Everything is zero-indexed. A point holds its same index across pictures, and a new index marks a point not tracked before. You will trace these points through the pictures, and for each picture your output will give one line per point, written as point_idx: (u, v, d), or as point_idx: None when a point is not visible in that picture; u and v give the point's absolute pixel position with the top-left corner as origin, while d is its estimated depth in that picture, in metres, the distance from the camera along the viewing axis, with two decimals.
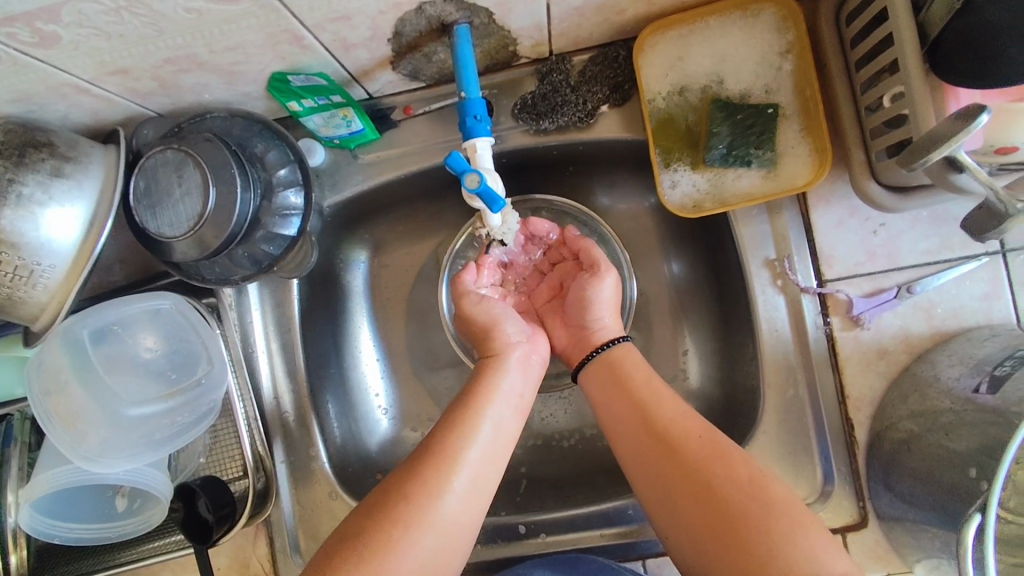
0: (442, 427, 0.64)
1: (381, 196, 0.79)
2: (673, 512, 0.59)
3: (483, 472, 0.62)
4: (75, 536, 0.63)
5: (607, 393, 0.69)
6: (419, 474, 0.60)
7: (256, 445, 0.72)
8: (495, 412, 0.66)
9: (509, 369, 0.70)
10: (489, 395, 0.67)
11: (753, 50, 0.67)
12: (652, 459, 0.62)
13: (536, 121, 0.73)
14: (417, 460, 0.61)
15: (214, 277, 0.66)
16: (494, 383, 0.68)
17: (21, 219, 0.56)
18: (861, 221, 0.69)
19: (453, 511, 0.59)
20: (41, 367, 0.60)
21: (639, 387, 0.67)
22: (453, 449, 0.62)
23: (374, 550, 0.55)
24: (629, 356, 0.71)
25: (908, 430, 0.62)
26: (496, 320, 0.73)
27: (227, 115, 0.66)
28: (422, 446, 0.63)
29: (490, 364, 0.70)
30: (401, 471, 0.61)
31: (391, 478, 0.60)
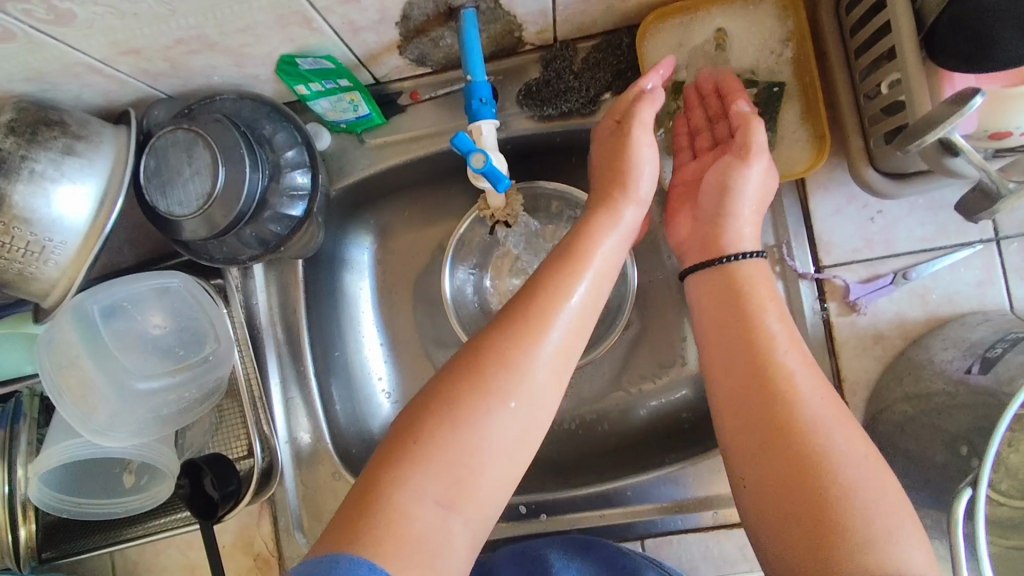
0: (526, 296, 0.57)
1: (387, 180, 0.80)
2: (754, 438, 0.54)
3: (568, 346, 0.56)
4: (83, 512, 0.64)
5: (705, 298, 0.62)
6: (497, 352, 0.54)
7: (260, 421, 0.73)
8: (590, 280, 0.59)
9: (614, 230, 0.62)
10: (586, 259, 0.60)
11: (757, 33, 0.68)
12: (739, 372, 0.57)
13: (540, 107, 0.74)
14: (502, 328, 0.56)
15: (221, 256, 0.67)
16: (592, 246, 0.61)
17: (33, 195, 0.57)
18: (859, 209, 0.71)
19: (532, 383, 0.54)
20: (52, 343, 0.61)
21: (744, 295, 0.60)
22: (539, 314, 0.56)
23: (440, 442, 0.51)
24: (748, 269, 0.61)
25: (902, 412, 0.64)
26: (626, 173, 0.63)
27: (237, 97, 0.67)
28: (510, 307, 0.58)
29: (596, 217, 0.63)
30: (485, 338, 0.55)
31: (470, 351, 0.55)
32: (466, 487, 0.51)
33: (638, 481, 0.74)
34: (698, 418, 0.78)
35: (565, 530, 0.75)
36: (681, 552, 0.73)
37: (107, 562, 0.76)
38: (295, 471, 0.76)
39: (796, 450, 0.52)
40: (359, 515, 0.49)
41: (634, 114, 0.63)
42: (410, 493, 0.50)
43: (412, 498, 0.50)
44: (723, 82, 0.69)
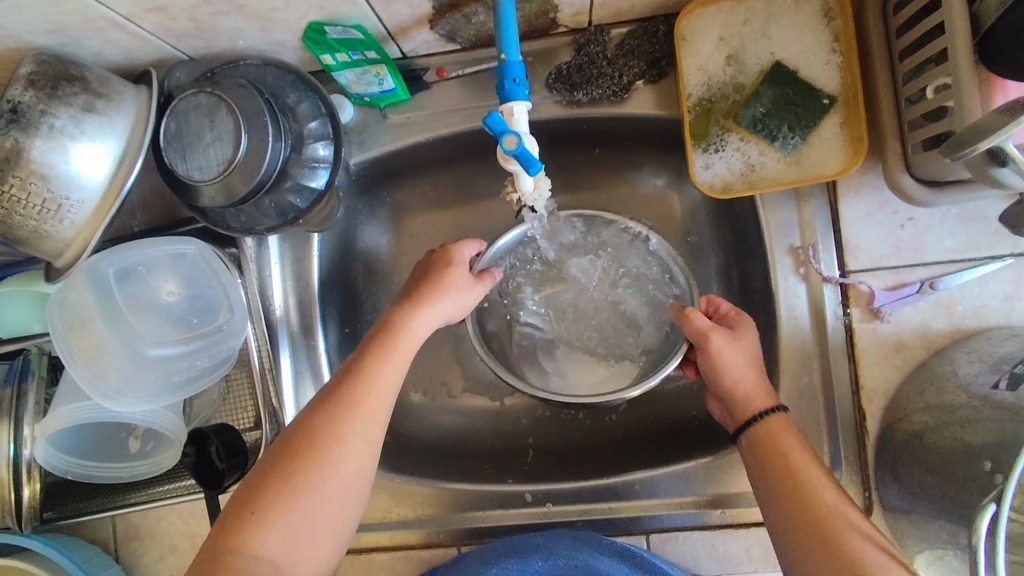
0: (340, 376, 0.61)
1: (407, 158, 0.78)
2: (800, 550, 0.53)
3: (378, 425, 0.59)
4: (89, 474, 0.64)
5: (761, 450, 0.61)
6: (322, 432, 0.57)
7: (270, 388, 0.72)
8: (396, 361, 0.61)
9: (422, 314, 0.64)
10: (393, 345, 0.62)
11: (817, 34, 0.66)
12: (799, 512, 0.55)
13: (570, 91, 0.72)
14: (319, 410, 0.58)
15: (239, 225, 0.66)
16: (399, 335, 0.62)
17: (51, 150, 0.55)
18: (889, 214, 0.69)
19: (352, 459, 0.57)
20: (64, 303, 0.60)
21: (786, 449, 0.60)
22: (354, 400, 0.58)
23: (279, 510, 0.54)
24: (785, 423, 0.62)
25: (922, 422, 0.63)
26: (434, 287, 0.66)
27: (261, 63, 0.65)
28: (326, 391, 0.60)
29: (418, 296, 0.65)
30: (304, 423, 0.58)
31: (297, 431, 0.57)
32: (315, 539, 0.55)
33: (646, 477, 0.74)
34: (709, 418, 0.78)
35: (570, 521, 0.75)
36: (686, 550, 0.73)
37: (109, 526, 0.76)
38: None
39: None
40: None
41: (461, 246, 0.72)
42: (254, 552, 0.52)
43: (259, 561, 0.52)
44: (772, 78, 0.67)
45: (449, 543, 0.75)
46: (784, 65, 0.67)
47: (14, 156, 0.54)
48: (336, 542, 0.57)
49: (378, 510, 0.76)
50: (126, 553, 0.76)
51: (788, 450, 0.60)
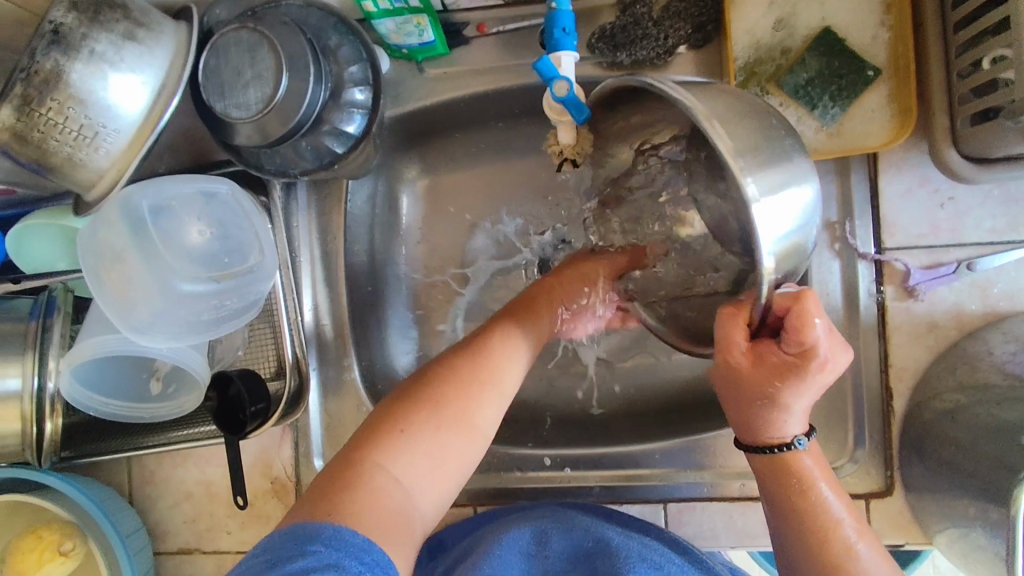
0: (475, 335, 0.65)
1: (440, 115, 0.77)
2: None
3: (511, 385, 0.62)
4: (110, 412, 0.64)
5: (771, 486, 0.55)
6: (464, 378, 0.59)
7: (297, 350, 0.71)
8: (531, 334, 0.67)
9: (552, 310, 0.71)
10: (528, 322, 0.68)
11: (870, 7, 0.65)
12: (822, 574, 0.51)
13: (612, 52, 0.71)
14: (458, 360, 0.61)
15: (273, 167, 0.65)
16: (533, 319, 0.69)
17: (90, 76, 0.54)
18: (930, 192, 0.68)
19: (484, 408, 0.59)
20: (95, 235, 0.59)
21: (801, 491, 0.53)
22: (491, 357, 0.62)
23: (419, 434, 0.55)
24: (802, 461, 0.54)
25: (953, 401, 0.63)
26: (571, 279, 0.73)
27: (304, 4, 0.63)
28: (464, 347, 0.63)
29: (551, 285, 0.72)
30: (440, 369, 0.60)
31: (431, 376, 0.60)
32: (445, 471, 0.56)
33: (665, 447, 0.73)
34: None
35: (587, 487, 0.75)
36: (703, 521, 0.73)
37: (125, 469, 0.76)
38: (321, 398, 0.75)
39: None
40: (340, 488, 0.51)
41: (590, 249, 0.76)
42: (393, 471, 0.53)
43: (395, 478, 0.53)
44: (821, 45, 0.65)
45: (464, 504, 0.76)
46: (833, 32, 0.65)
47: (53, 79, 0.53)
48: (454, 485, 0.57)
49: None
50: (141, 497, 0.76)
51: (801, 487, 0.54)
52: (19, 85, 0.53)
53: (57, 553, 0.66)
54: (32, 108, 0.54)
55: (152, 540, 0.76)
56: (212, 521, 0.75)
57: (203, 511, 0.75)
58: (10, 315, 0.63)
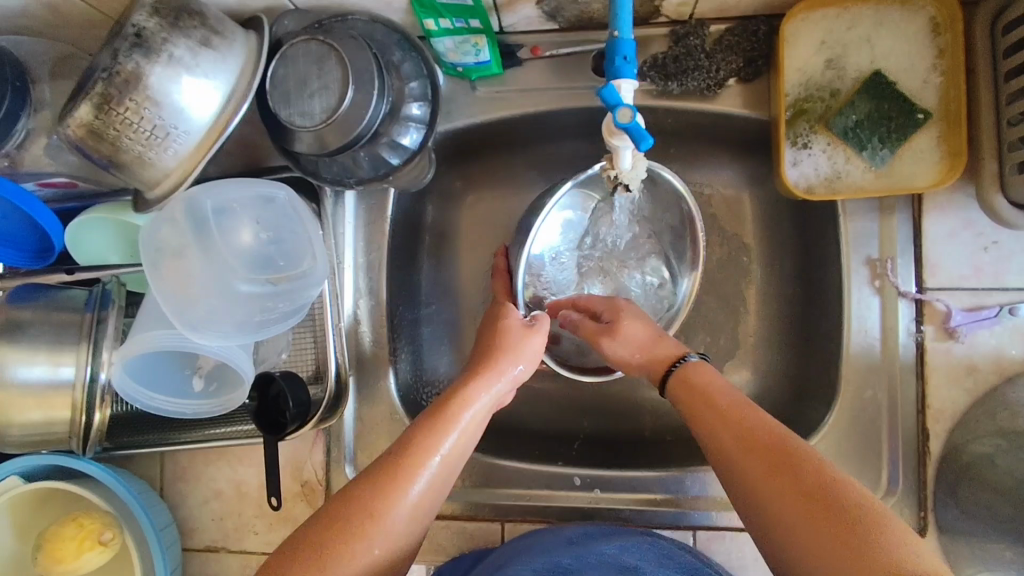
0: (399, 445, 0.59)
1: (488, 132, 0.79)
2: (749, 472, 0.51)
3: (428, 502, 0.58)
4: (156, 407, 0.65)
5: (684, 399, 0.61)
6: (364, 509, 0.54)
7: (340, 366, 0.72)
8: (458, 437, 0.60)
9: (485, 392, 0.64)
10: (455, 418, 0.61)
11: (922, 50, 0.66)
12: (740, 443, 0.53)
13: (664, 81, 0.72)
14: (370, 480, 0.56)
15: (330, 176, 0.66)
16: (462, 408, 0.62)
17: (167, 80, 0.56)
18: (974, 235, 0.69)
19: (388, 535, 0.54)
20: (156, 232, 0.61)
21: (705, 391, 0.59)
22: (402, 473, 0.56)
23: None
24: (705, 369, 0.62)
25: (992, 445, 0.67)
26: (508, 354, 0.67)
27: (370, 20, 0.66)
28: (380, 462, 0.58)
29: (488, 368, 0.65)
30: (349, 490, 0.56)
31: (338, 499, 0.55)
32: None
33: (694, 474, 0.74)
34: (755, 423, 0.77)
35: (616, 510, 0.74)
36: (732, 549, 0.73)
37: (157, 463, 0.77)
38: (355, 404, 0.76)
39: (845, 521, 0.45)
40: None
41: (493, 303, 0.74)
42: None
43: None
44: (875, 86, 0.66)
45: (492, 519, 0.76)
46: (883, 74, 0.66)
47: (133, 80, 0.55)
48: None
49: None
50: (172, 493, 0.77)
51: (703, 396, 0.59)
52: (100, 84, 0.55)
53: (97, 543, 0.68)
54: (110, 107, 0.55)
55: (181, 536, 0.76)
56: (241, 520, 0.76)
57: (232, 510, 0.76)
58: (66, 305, 0.65)
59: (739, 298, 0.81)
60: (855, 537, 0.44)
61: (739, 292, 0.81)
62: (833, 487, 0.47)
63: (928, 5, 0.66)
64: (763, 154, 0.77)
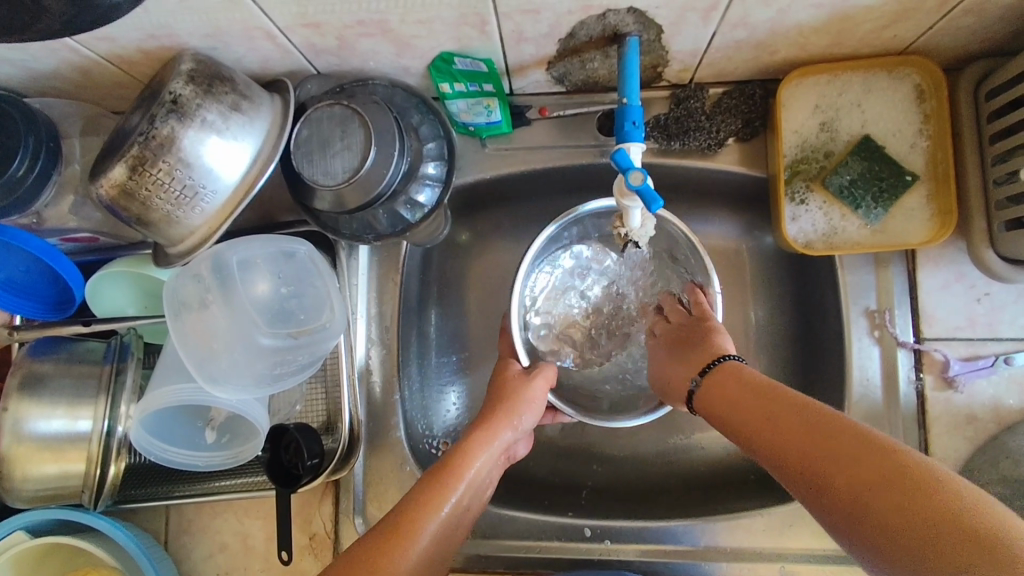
0: (410, 497, 0.60)
1: (497, 187, 0.81)
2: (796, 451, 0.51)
3: (433, 555, 0.58)
4: (168, 459, 0.65)
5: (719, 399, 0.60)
6: (377, 558, 0.54)
7: (352, 415, 0.73)
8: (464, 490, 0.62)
9: (490, 446, 0.66)
10: (463, 472, 0.63)
11: (909, 116, 0.70)
12: (771, 428, 0.53)
13: (666, 141, 0.75)
14: (379, 536, 0.56)
15: (349, 231, 0.69)
16: (468, 462, 0.64)
17: (198, 144, 0.58)
18: (967, 287, 0.72)
19: None
20: (181, 286, 0.64)
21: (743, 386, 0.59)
22: (409, 526, 0.57)
23: None
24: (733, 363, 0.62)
25: (996, 492, 0.66)
26: (516, 406, 0.69)
27: (389, 84, 0.69)
28: (387, 518, 0.58)
29: (494, 417, 0.68)
30: (363, 543, 0.55)
31: (355, 549, 0.54)
32: None
33: (704, 524, 0.74)
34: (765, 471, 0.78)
35: (628, 561, 0.74)
36: None
37: (162, 516, 0.76)
38: (367, 454, 0.76)
39: (882, 467, 0.45)
40: None
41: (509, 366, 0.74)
42: None
43: None
44: (868, 150, 0.70)
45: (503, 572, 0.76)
46: (873, 141, 0.70)
47: (168, 143, 0.57)
48: None
49: None
50: (177, 547, 0.75)
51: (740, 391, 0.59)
52: (135, 147, 0.57)
53: None
54: (144, 169, 0.58)
55: None
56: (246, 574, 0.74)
57: (237, 564, 0.74)
58: (87, 358, 0.67)
59: (744, 347, 0.82)
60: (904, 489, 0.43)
61: (745, 340, 0.82)
62: (865, 439, 0.47)
63: (912, 73, 0.69)
64: (761, 208, 0.81)
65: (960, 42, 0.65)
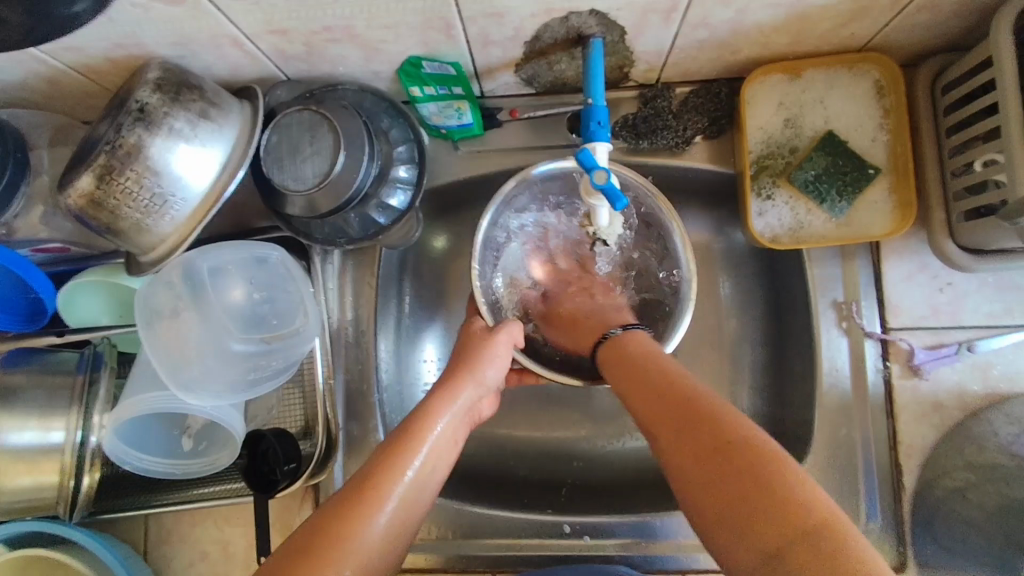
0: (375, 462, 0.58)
1: (471, 189, 0.82)
2: (673, 430, 0.54)
3: (400, 522, 0.56)
4: (144, 467, 0.65)
5: (615, 362, 0.65)
6: (343, 525, 0.53)
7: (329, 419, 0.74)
8: (425, 454, 0.60)
9: (455, 401, 0.65)
10: (426, 434, 0.61)
11: (870, 111, 0.72)
12: (659, 404, 0.57)
13: (635, 140, 0.76)
14: (341, 506, 0.54)
15: (322, 235, 0.69)
16: (431, 423, 0.62)
17: (166, 152, 0.58)
18: (930, 278, 0.73)
19: (366, 552, 0.52)
20: (154, 292, 0.64)
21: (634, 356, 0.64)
22: (375, 490, 0.56)
23: None
24: (641, 336, 0.67)
25: (963, 479, 0.69)
26: (478, 362, 0.67)
27: (359, 89, 0.70)
28: (349, 488, 0.56)
29: (459, 372, 0.67)
30: (329, 511, 0.54)
31: (318, 519, 0.53)
32: None
33: (681, 516, 0.75)
34: None
35: (607, 555, 0.75)
36: None
37: (142, 526, 0.75)
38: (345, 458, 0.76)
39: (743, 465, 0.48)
40: None
41: (472, 323, 0.72)
42: None
43: None
44: (830, 146, 0.71)
45: (484, 571, 0.76)
46: (835, 137, 0.72)
47: (135, 152, 0.57)
48: None
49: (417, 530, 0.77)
50: (156, 556, 0.75)
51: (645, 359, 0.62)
52: (102, 156, 0.57)
53: None
54: (112, 178, 0.58)
55: None
56: None
57: (218, 571, 0.74)
58: (60, 369, 0.67)
59: (717, 342, 0.83)
60: (731, 453, 0.49)
61: (718, 335, 0.83)
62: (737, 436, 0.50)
63: (872, 70, 0.71)
64: (732, 204, 0.82)
65: (916, 39, 0.67)
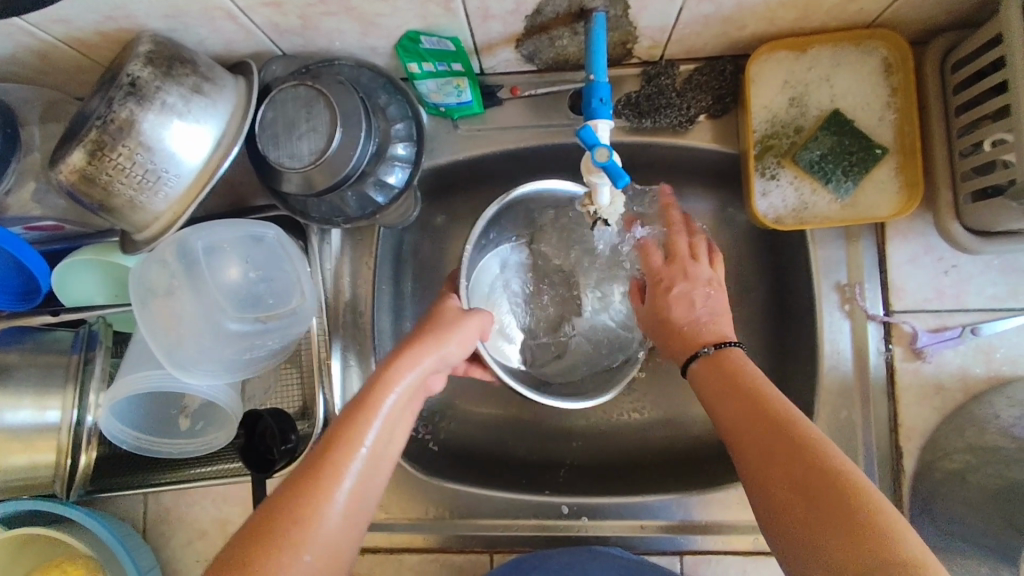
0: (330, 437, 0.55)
1: (471, 169, 0.81)
2: (760, 453, 0.52)
3: (359, 500, 0.54)
4: (141, 446, 0.66)
5: (707, 381, 0.61)
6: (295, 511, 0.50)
7: (328, 401, 0.73)
8: (381, 427, 0.57)
9: (416, 368, 0.61)
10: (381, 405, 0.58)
11: (877, 89, 0.70)
12: (750, 425, 0.54)
13: (638, 118, 0.75)
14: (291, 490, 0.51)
15: (318, 214, 0.68)
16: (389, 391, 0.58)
17: (159, 128, 0.57)
18: (935, 260, 0.72)
19: (323, 534, 0.50)
20: (147, 271, 0.63)
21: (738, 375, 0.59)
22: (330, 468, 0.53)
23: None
24: (738, 354, 0.62)
25: (962, 461, 0.67)
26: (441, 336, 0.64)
27: (356, 64, 0.68)
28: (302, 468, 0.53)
29: (420, 342, 0.64)
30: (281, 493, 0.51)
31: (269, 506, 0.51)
32: None
33: (679, 498, 0.75)
34: None
35: (606, 536, 0.75)
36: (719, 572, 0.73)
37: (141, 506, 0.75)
38: None
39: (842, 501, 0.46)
40: None
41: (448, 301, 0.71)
42: None
43: None
44: (836, 125, 0.70)
45: (481, 551, 0.76)
46: (842, 116, 0.70)
47: (127, 127, 0.56)
48: None
49: (416, 510, 0.77)
50: (155, 535, 0.75)
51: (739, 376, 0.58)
52: (93, 131, 0.56)
53: None
54: (104, 153, 0.57)
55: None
56: None
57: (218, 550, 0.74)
58: (52, 348, 0.67)
59: None
60: (829, 487, 0.47)
61: None
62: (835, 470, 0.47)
63: (879, 47, 0.70)
64: (735, 185, 0.81)
65: (927, 15, 0.66)
